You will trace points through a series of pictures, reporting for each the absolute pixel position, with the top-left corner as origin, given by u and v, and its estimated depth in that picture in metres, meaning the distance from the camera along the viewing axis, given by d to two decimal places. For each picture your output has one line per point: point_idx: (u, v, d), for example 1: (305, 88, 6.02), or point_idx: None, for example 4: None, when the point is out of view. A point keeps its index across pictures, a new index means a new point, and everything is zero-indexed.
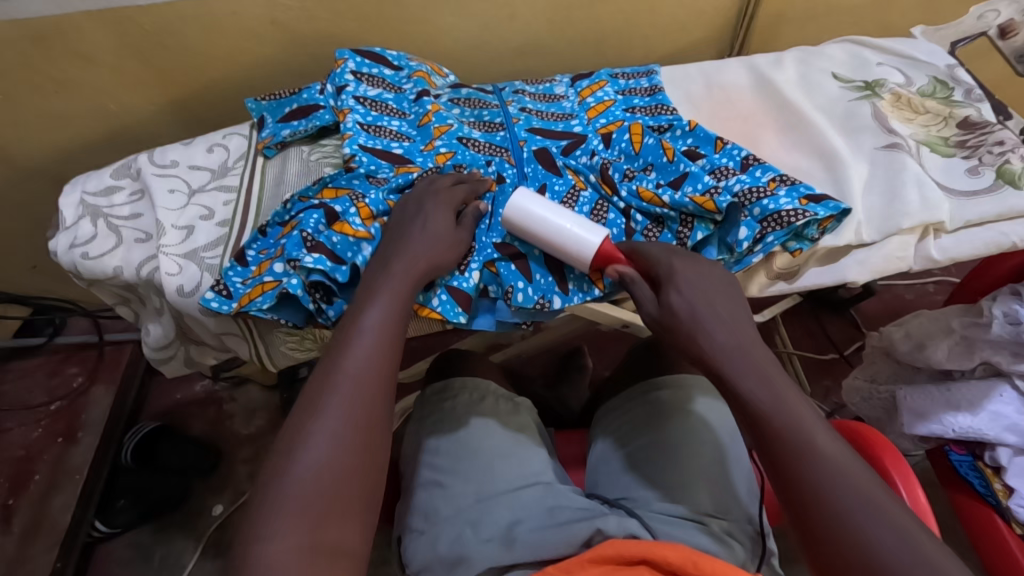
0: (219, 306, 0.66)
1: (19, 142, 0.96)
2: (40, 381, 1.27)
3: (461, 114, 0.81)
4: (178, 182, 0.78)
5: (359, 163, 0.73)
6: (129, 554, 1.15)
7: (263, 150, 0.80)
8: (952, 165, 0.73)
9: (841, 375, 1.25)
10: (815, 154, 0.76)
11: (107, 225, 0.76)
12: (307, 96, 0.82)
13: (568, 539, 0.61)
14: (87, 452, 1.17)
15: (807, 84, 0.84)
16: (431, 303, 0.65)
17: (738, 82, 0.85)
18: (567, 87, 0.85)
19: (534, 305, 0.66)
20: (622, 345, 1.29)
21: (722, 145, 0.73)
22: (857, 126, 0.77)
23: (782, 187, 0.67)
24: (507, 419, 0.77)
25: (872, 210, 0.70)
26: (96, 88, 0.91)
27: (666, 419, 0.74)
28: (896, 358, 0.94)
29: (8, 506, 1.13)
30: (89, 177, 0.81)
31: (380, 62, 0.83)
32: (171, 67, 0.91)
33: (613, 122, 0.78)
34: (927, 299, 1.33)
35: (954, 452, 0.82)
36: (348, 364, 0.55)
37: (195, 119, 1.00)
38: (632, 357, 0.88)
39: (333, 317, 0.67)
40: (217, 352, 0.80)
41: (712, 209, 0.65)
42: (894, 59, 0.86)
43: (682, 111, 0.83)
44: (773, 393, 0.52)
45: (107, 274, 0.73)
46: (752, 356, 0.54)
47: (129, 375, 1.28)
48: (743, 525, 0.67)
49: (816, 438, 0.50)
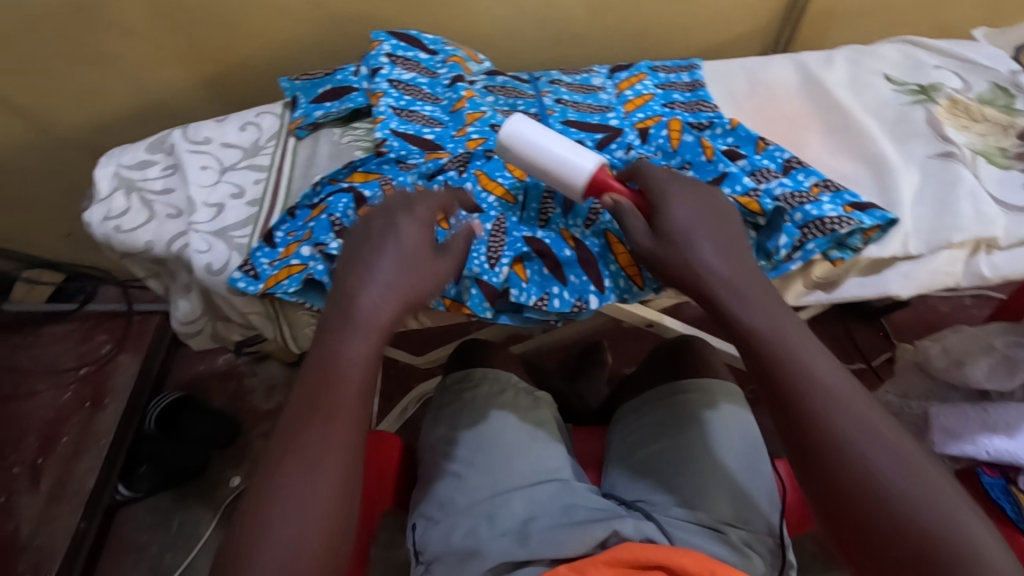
0: (245, 286, 0.67)
1: (56, 112, 0.97)
2: (70, 346, 1.30)
3: (495, 102, 0.80)
4: (211, 159, 0.79)
5: (390, 148, 0.72)
6: (149, 519, 1.18)
7: (295, 131, 0.80)
8: (1009, 178, 0.70)
9: (867, 385, 1.22)
10: (862, 159, 0.73)
11: (141, 199, 0.77)
12: (340, 77, 0.82)
13: (583, 538, 0.60)
14: (113, 418, 1.21)
15: (857, 85, 0.80)
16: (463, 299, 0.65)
17: (784, 80, 0.82)
18: (604, 79, 0.83)
19: (572, 308, 0.66)
20: (643, 343, 1.27)
21: (764, 146, 0.70)
22: (908, 132, 0.74)
23: (825, 192, 0.66)
24: (526, 413, 0.76)
25: (919, 221, 0.67)
26: (133, 61, 0.92)
27: (690, 425, 0.72)
28: (930, 373, 0.90)
29: (37, 465, 1.17)
30: (124, 150, 0.81)
31: (416, 45, 0.82)
32: (207, 43, 0.91)
33: (651, 116, 0.76)
34: (963, 314, 1.28)
35: (985, 475, 0.78)
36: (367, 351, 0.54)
37: (231, 97, 1.00)
38: (656, 358, 0.86)
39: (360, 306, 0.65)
40: (241, 331, 0.80)
41: (756, 210, 0.63)
42: (952, 62, 0.82)
43: (724, 109, 0.80)
44: (808, 366, 0.49)
45: (138, 248, 0.74)
46: (797, 351, 0.50)
47: (155, 346, 1.31)
48: (763, 537, 0.65)
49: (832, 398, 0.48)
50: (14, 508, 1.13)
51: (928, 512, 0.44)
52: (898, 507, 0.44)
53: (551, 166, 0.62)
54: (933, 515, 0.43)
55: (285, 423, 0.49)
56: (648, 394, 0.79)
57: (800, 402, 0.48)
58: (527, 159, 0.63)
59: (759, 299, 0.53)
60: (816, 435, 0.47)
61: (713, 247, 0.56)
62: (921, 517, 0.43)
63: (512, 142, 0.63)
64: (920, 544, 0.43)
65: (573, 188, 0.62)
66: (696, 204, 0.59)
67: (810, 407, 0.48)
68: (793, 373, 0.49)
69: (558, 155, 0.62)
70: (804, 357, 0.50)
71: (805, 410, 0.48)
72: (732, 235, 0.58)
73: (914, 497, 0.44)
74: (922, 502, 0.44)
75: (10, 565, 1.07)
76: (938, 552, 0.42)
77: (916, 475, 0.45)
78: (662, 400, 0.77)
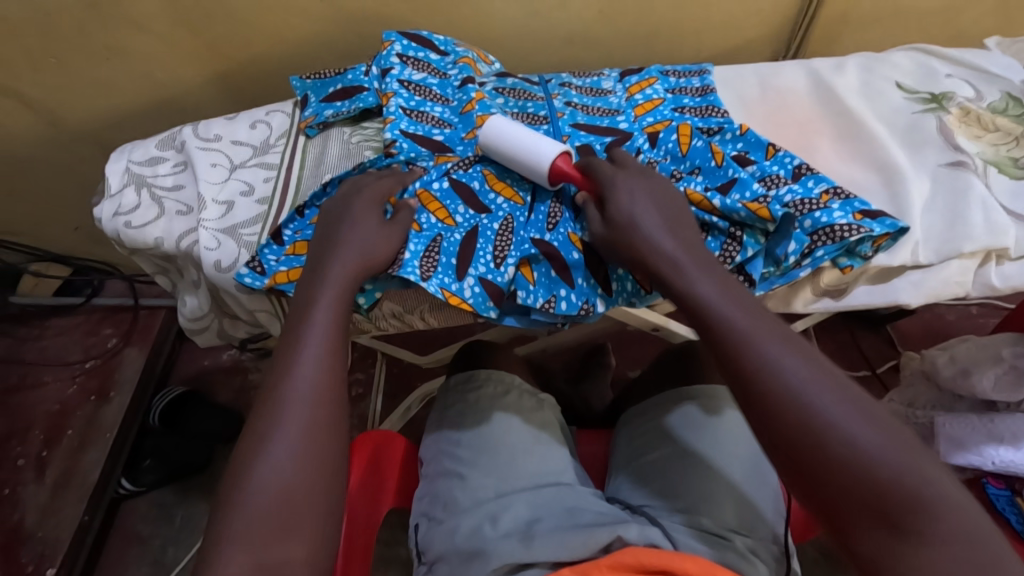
0: (251, 282, 0.67)
1: (68, 106, 0.98)
2: (77, 339, 1.31)
3: (505, 104, 0.80)
4: (220, 156, 0.79)
5: (399, 149, 0.72)
6: (152, 513, 1.18)
7: (305, 130, 0.81)
8: (1021, 188, 0.69)
9: (872, 393, 1.22)
10: (872, 166, 0.72)
11: (151, 195, 0.77)
12: (351, 76, 0.82)
13: (587, 542, 0.60)
14: (118, 411, 1.21)
15: (868, 92, 0.80)
16: (464, 296, 0.64)
17: (795, 86, 0.82)
18: (615, 82, 0.83)
19: (579, 311, 0.66)
20: (647, 346, 1.27)
21: (774, 152, 0.70)
22: (920, 140, 0.74)
23: (835, 200, 0.65)
24: (530, 415, 0.76)
25: (930, 230, 0.67)
26: (145, 56, 0.92)
27: (695, 431, 0.72)
28: (936, 382, 0.90)
29: (42, 457, 1.17)
30: (135, 146, 0.82)
31: (427, 46, 0.82)
32: (219, 40, 0.91)
33: (660, 121, 0.76)
34: (970, 323, 1.28)
35: (991, 485, 0.78)
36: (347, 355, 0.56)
37: (241, 94, 1.01)
38: (662, 363, 0.85)
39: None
40: (249, 328, 0.81)
41: (766, 216, 0.63)
42: (964, 71, 0.82)
43: (734, 114, 0.80)
44: (782, 356, 0.48)
45: (147, 243, 0.75)
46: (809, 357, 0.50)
47: (161, 340, 1.31)
48: (767, 545, 0.65)
49: (810, 386, 0.46)
50: (19, 499, 1.13)
51: (889, 460, 0.43)
52: (858, 457, 0.43)
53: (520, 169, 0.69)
54: (893, 463, 0.42)
55: (294, 420, 0.49)
56: (655, 398, 0.79)
57: (756, 364, 0.48)
58: (501, 153, 0.68)
59: (707, 269, 0.56)
60: (774, 393, 0.46)
61: (656, 225, 0.60)
62: (881, 466, 0.43)
63: (487, 138, 0.68)
64: (881, 493, 0.42)
65: (542, 180, 0.67)
66: (636, 178, 0.64)
67: (766, 366, 0.48)
68: (760, 349, 0.48)
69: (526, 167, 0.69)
70: (758, 323, 0.50)
71: (780, 403, 0.46)
72: (672, 207, 0.62)
73: (876, 446, 0.43)
74: (883, 453, 0.43)
75: (14, 555, 1.08)
76: (900, 498, 0.41)
77: (876, 426, 0.44)
78: (667, 405, 0.77)
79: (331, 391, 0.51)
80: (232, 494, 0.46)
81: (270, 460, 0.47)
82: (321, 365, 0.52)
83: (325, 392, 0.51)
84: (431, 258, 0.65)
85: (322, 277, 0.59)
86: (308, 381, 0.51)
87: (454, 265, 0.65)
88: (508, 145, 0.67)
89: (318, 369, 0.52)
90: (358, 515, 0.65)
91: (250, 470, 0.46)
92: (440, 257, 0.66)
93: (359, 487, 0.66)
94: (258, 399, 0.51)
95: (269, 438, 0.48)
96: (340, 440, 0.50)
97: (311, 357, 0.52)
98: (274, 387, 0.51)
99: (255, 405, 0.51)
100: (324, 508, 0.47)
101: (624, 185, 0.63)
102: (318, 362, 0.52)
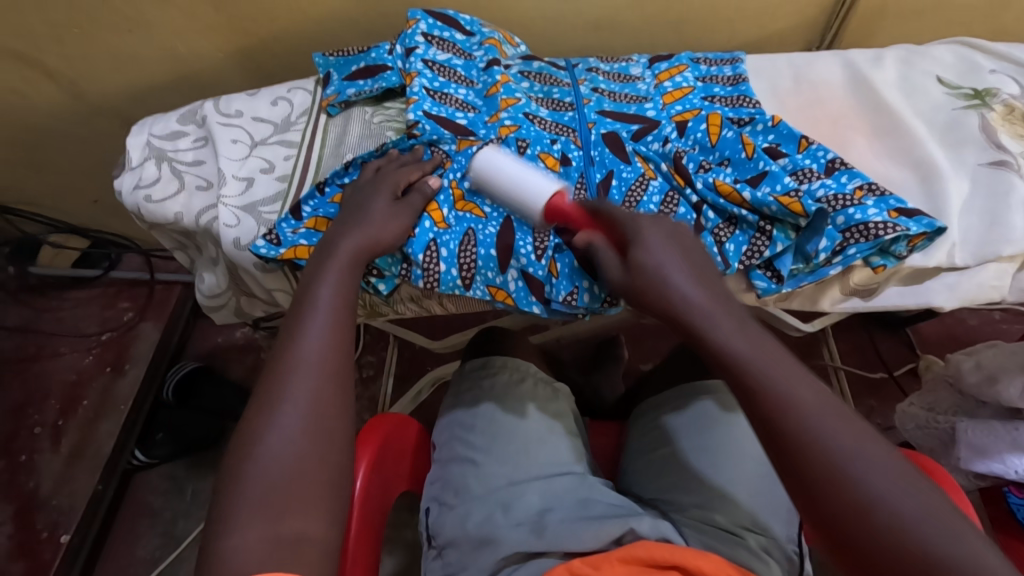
0: (267, 253, 0.66)
1: (91, 78, 0.98)
2: (93, 311, 1.31)
3: (530, 88, 0.78)
4: (241, 133, 0.78)
5: (422, 131, 0.70)
6: (164, 485, 1.20)
7: (327, 108, 0.79)
8: None
9: (888, 396, 1.20)
10: (909, 164, 0.70)
11: (171, 169, 0.77)
12: (375, 55, 0.80)
13: (599, 533, 0.59)
14: (133, 383, 1.23)
15: (907, 86, 0.77)
16: (512, 296, 0.66)
17: (832, 78, 0.79)
18: (643, 69, 0.80)
19: (602, 304, 0.66)
20: (661, 340, 1.25)
21: (807, 145, 0.68)
22: (960, 138, 0.71)
23: (870, 197, 0.64)
24: (546, 404, 0.75)
25: (968, 232, 0.65)
26: (167, 29, 0.91)
27: (708, 429, 0.71)
28: (960, 389, 0.88)
29: (58, 427, 1.19)
30: (156, 120, 0.81)
31: (452, 26, 0.80)
32: (243, 15, 0.90)
33: (689, 110, 0.73)
34: (992, 329, 1.25)
35: (1012, 495, 0.76)
36: (346, 369, 0.51)
37: (263, 69, 1.00)
38: (677, 357, 0.84)
39: (423, 282, 0.66)
40: (265, 307, 0.81)
41: (798, 211, 0.61)
42: (1008, 66, 0.79)
43: (766, 105, 0.78)
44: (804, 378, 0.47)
45: (167, 219, 0.75)
46: None
47: (176, 315, 1.32)
48: (783, 544, 0.63)
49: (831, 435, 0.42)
50: (35, 467, 1.15)
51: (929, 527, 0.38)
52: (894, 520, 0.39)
53: (514, 198, 0.64)
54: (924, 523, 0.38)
55: (303, 390, 0.48)
56: (668, 392, 0.78)
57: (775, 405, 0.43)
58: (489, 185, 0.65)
59: None
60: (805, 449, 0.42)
61: (679, 263, 0.51)
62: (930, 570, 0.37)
63: (478, 176, 0.66)
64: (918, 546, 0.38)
65: (537, 219, 0.64)
66: (661, 229, 0.55)
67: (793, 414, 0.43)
68: None
69: (522, 184, 0.63)
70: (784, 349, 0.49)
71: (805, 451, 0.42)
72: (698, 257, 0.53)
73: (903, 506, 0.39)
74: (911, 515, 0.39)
75: (30, 521, 1.10)
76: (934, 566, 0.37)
77: (914, 491, 0.40)
78: (683, 399, 0.75)
79: (344, 371, 0.51)
80: (240, 469, 0.45)
81: (278, 434, 0.46)
82: (330, 336, 0.52)
83: (336, 372, 0.50)
84: (469, 260, 0.66)
85: (334, 253, 0.59)
86: (320, 354, 0.50)
87: (495, 257, 0.66)
88: (498, 180, 0.64)
89: (333, 348, 0.51)
90: (373, 483, 0.65)
91: (258, 442, 0.46)
92: (477, 250, 0.66)
93: (377, 453, 0.65)
94: (266, 365, 0.51)
95: (277, 413, 0.47)
96: (347, 414, 0.49)
97: (321, 328, 0.52)
98: (283, 355, 0.50)
99: (261, 374, 0.50)
100: (335, 490, 0.46)
101: (647, 232, 0.54)
102: (332, 339, 0.52)
